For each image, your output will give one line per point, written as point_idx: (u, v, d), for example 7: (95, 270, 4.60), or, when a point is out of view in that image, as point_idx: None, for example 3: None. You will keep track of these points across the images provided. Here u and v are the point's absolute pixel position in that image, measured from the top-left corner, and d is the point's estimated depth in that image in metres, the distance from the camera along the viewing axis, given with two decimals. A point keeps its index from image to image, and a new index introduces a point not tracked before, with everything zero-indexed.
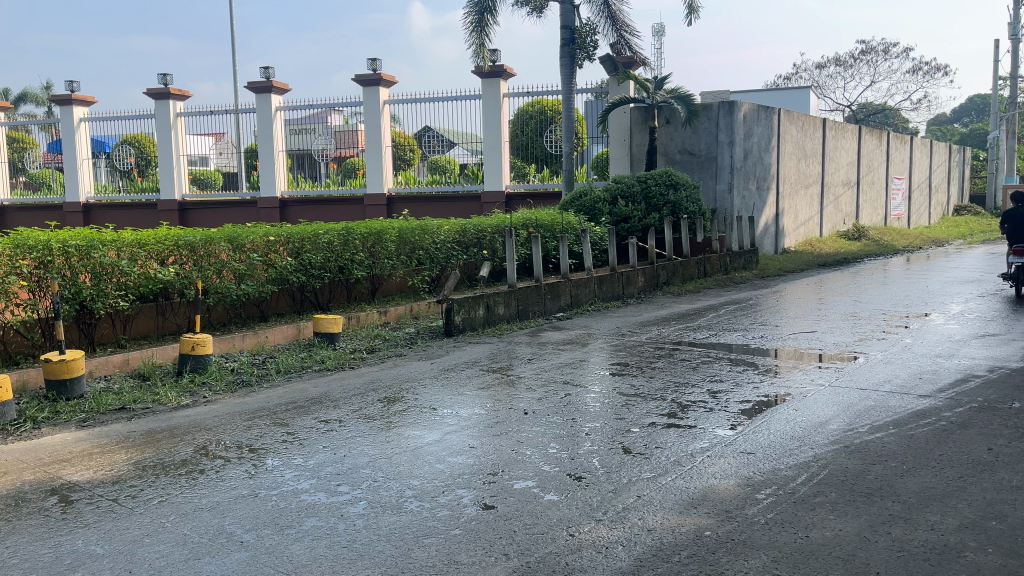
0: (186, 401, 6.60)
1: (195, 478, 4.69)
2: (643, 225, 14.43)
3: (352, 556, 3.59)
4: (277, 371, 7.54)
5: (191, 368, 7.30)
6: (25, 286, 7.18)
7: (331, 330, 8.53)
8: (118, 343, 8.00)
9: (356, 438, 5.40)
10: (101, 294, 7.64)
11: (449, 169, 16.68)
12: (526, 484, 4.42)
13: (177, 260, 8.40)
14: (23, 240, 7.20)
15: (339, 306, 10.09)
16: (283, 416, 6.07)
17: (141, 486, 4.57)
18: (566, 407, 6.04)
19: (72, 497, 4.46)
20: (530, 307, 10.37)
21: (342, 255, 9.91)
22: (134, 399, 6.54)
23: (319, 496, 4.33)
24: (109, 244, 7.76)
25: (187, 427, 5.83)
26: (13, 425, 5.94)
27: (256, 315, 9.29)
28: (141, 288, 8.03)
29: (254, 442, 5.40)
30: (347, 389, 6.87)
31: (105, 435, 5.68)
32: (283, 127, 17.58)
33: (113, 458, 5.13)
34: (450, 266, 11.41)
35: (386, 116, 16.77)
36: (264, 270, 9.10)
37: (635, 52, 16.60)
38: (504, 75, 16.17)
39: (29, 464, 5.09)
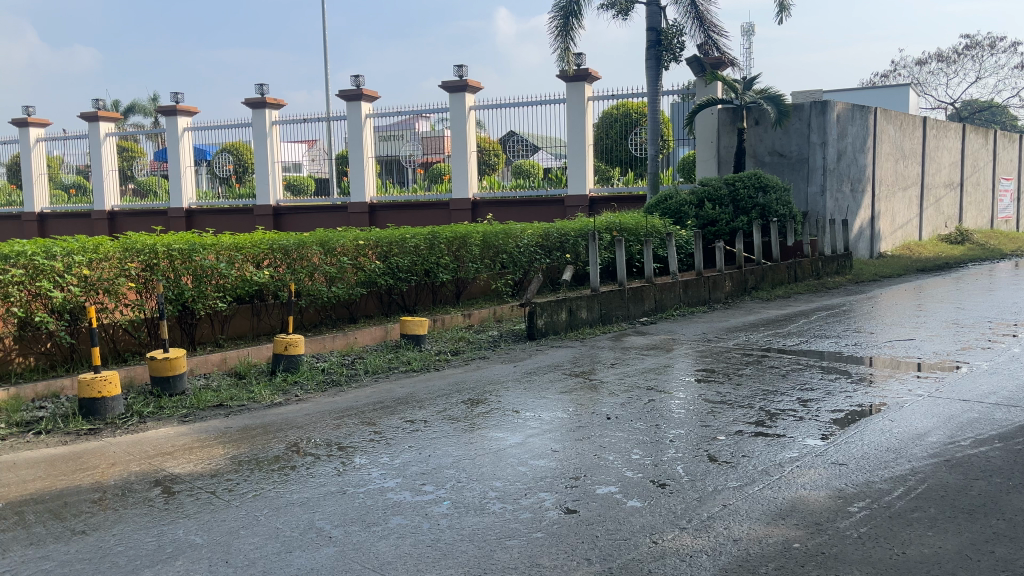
0: (278, 400, 6.85)
1: (288, 474, 4.86)
2: (731, 228, 14.15)
3: (435, 556, 3.64)
4: (365, 372, 7.73)
5: (284, 367, 7.55)
6: (133, 288, 7.62)
7: (417, 333, 8.69)
8: (216, 342, 8.34)
9: (440, 439, 5.49)
10: (201, 295, 8.00)
11: (533, 173, 16.73)
12: (609, 490, 4.40)
13: (271, 263, 8.70)
14: (132, 244, 7.67)
15: (424, 308, 10.27)
16: (371, 415, 6.21)
17: (238, 481, 4.76)
18: (651, 413, 5.97)
19: (174, 488, 4.69)
20: (613, 311, 10.29)
21: (428, 259, 10.11)
22: (231, 397, 6.81)
23: (405, 495, 4.42)
24: (210, 248, 8.14)
25: (281, 425, 6.04)
26: (121, 420, 6.27)
27: (346, 316, 9.54)
28: (239, 290, 8.37)
29: (343, 441, 5.55)
30: (432, 390, 6.98)
31: (204, 431, 5.94)
32: (372, 134, 17.98)
33: (211, 453, 5.36)
34: (533, 270, 11.47)
35: (471, 121, 16.93)
36: (354, 273, 9.34)
37: (723, 53, 16.28)
38: (588, 79, 16.10)
39: (135, 456, 5.38)
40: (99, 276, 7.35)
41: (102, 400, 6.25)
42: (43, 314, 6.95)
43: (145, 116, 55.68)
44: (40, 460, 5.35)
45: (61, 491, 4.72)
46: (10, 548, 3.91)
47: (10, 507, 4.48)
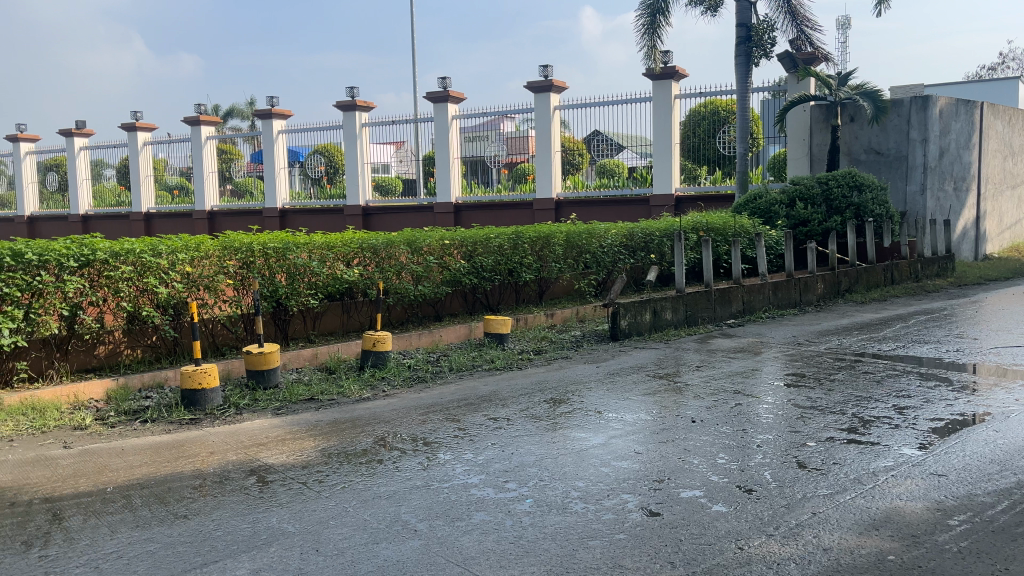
0: (366, 394, 7.03)
1: (375, 467, 4.99)
2: (823, 229, 13.71)
3: (517, 552, 3.67)
4: (450, 369, 7.85)
5: (372, 363, 7.73)
6: (231, 284, 7.96)
7: (500, 331, 8.75)
8: (308, 338, 8.62)
9: (523, 437, 5.53)
10: (294, 292, 8.29)
11: (618, 173, 16.63)
12: (693, 494, 4.33)
13: (361, 262, 8.93)
14: (230, 242, 8.01)
15: (508, 307, 10.35)
16: (455, 412, 6.31)
17: (328, 472, 4.92)
18: (737, 417, 5.85)
19: (268, 478, 4.88)
20: (699, 313, 10.12)
21: (512, 258, 10.18)
22: (322, 391, 7.04)
23: (489, 491, 4.47)
24: (303, 246, 8.42)
25: (368, 419, 6.20)
26: (219, 410, 6.56)
27: (431, 315, 9.71)
28: (330, 287, 8.63)
29: (428, 436, 5.66)
30: (515, 389, 7.02)
31: (296, 424, 6.16)
32: (458, 135, 18.21)
33: (303, 445, 5.55)
34: (617, 270, 11.40)
35: (555, 121, 16.96)
36: (439, 272, 9.49)
37: (816, 48, 15.74)
38: (676, 77, 15.89)
39: (233, 446, 5.63)
40: (200, 273, 7.73)
41: (202, 390, 6.56)
42: (149, 309, 7.36)
43: (243, 120, 57.60)
44: (146, 448, 5.65)
45: (164, 477, 4.98)
46: (119, 529, 4.15)
47: (119, 490, 4.76)
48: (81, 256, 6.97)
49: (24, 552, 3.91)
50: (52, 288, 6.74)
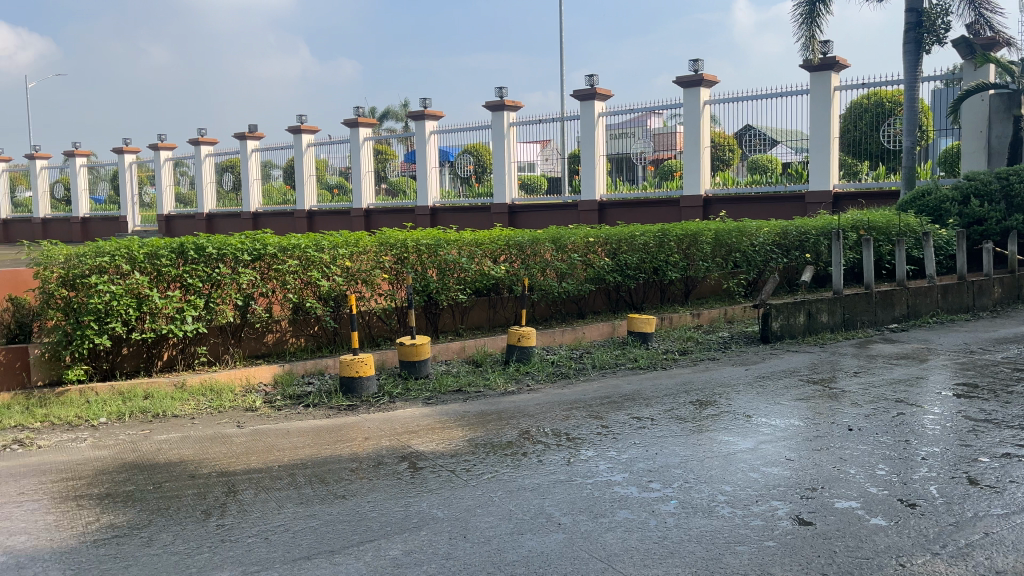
0: (511, 388, 7.18)
1: (519, 459, 5.09)
2: (1002, 228, 12.61)
3: (662, 552, 3.65)
4: (593, 366, 7.88)
5: (517, 358, 7.86)
6: (386, 279, 8.33)
7: (644, 330, 8.66)
8: (456, 332, 8.90)
9: (667, 438, 5.46)
10: (444, 287, 8.58)
11: (771, 169, 15.92)
12: (849, 505, 4.13)
13: (508, 259, 9.11)
14: (386, 239, 8.38)
15: (652, 307, 10.24)
16: (599, 409, 6.32)
17: (474, 462, 5.07)
18: (899, 427, 5.51)
19: (419, 464, 5.10)
20: (858, 317, 9.59)
21: (658, 256, 10.04)
22: (469, 383, 7.25)
23: (632, 490, 4.46)
24: (453, 243, 8.68)
25: (513, 412, 6.32)
26: (373, 398, 6.91)
27: (575, 312, 9.75)
28: (478, 283, 8.86)
29: (571, 431, 5.72)
30: (659, 389, 6.94)
31: (445, 414, 6.38)
32: (604, 133, 18.03)
33: (452, 434, 5.75)
34: (769, 270, 11.01)
35: (705, 116, 16.54)
36: (584, 269, 9.52)
37: (997, 32, 14.53)
38: (837, 67, 15.12)
39: (387, 432, 5.92)
40: (359, 268, 8.15)
41: (359, 378, 6.92)
42: (312, 300, 7.84)
43: (398, 121, 59.78)
44: (309, 430, 6.04)
45: (324, 459, 5.31)
46: (285, 505, 4.47)
47: (285, 469, 5.12)
48: (254, 251, 7.52)
49: (204, 520, 4.29)
50: (229, 279, 7.34)
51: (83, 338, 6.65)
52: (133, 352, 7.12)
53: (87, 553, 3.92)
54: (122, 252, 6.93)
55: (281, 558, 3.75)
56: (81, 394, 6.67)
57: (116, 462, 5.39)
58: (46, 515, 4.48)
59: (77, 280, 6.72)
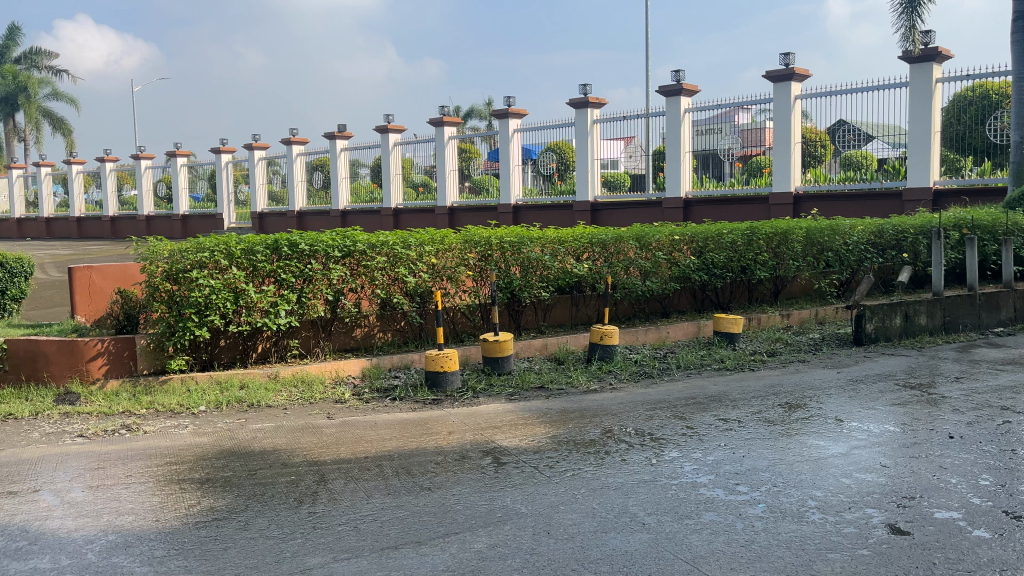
0: (594, 386, 7.17)
1: (602, 458, 5.08)
2: None
3: (749, 556, 3.58)
4: (678, 366, 7.78)
5: (599, 356, 7.83)
6: (470, 276, 8.42)
7: (731, 330, 8.49)
8: (539, 329, 8.93)
9: (754, 441, 5.35)
10: (528, 284, 8.62)
11: (866, 165, 15.34)
12: (949, 516, 3.96)
13: (591, 256, 9.07)
14: (471, 236, 8.47)
15: (739, 306, 10.05)
16: (683, 410, 6.24)
17: (558, 459, 5.09)
18: (1004, 436, 5.24)
19: (503, 459, 5.15)
20: (959, 319, 9.16)
21: (746, 255, 9.82)
22: (552, 380, 7.27)
23: (718, 492, 4.39)
24: (537, 240, 8.71)
25: (597, 411, 6.31)
26: (457, 393, 7.01)
27: (659, 311, 9.65)
28: (561, 281, 8.86)
29: (656, 431, 5.66)
30: (746, 391, 6.80)
31: (529, 410, 6.42)
32: (690, 129, 17.47)
33: (535, 431, 5.78)
34: (863, 270, 10.63)
35: (796, 112, 16.08)
36: (668, 267, 9.40)
37: None
38: (939, 58, 14.44)
39: (471, 427, 6.00)
40: (444, 264, 8.27)
41: (443, 373, 7.03)
42: (399, 296, 8.01)
43: (483, 120, 60.19)
44: (395, 423, 6.17)
45: (410, 452, 5.42)
46: (373, 495, 4.59)
47: (373, 460, 5.25)
48: (344, 247, 7.72)
49: (297, 507, 4.45)
50: (320, 275, 7.56)
51: (185, 329, 6.98)
52: (230, 344, 7.43)
53: (189, 534, 4.12)
54: (221, 247, 7.23)
55: (370, 546, 3.85)
56: (183, 383, 7.00)
57: (215, 449, 5.64)
58: (151, 497, 4.72)
59: (180, 275, 7.05)
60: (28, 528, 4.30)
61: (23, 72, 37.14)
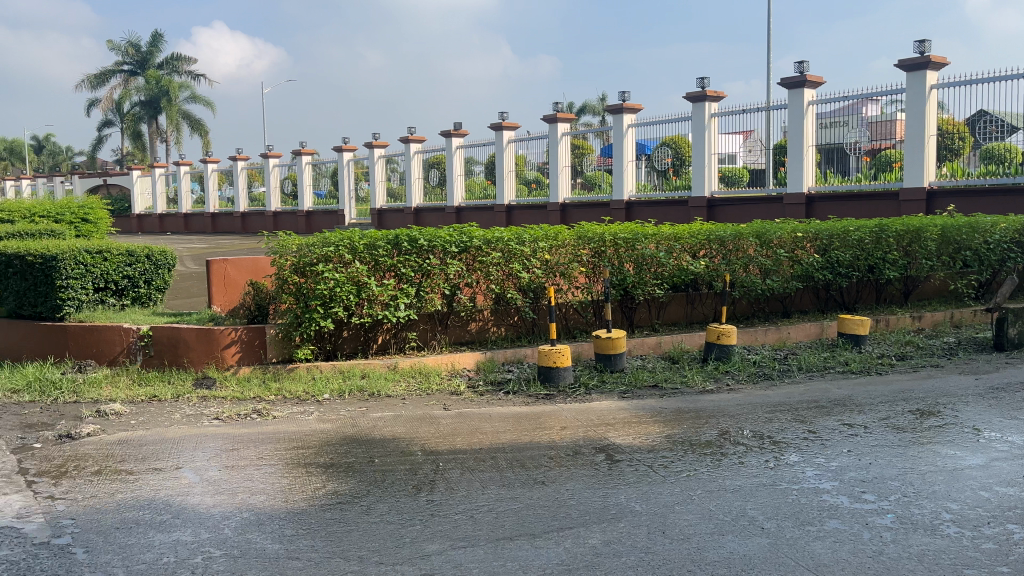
0: (711, 387, 7.02)
1: (719, 460, 4.98)
2: None
3: (878, 568, 3.43)
4: (799, 368, 7.51)
5: (716, 356, 7.65)
6: (584, 272, 8.41)
7: (857, 332, 8.12)
8: (652, 327, 8.83)
9: (882, 448, 5.11)
10: (642, 281, 8.53)
11: (1009, 158, 13.24)
12: None
13: (708, 254, 8.86)
14: (585, 232, 8.46)
15: (866, 307, 9.65)
16: (805, 414, 6.02)
17: (673, 459, 5.02)
18: None
19: (617, 457, 5.13)
20: None
21: (874, 253, 9.37)
22: (666, 379, 7.17)
23: (843, 500, 4.22)
24: (651, 237, 8.60)
25: (713, 411, 6.18)
26: (570, 389, 7.02)
27: (779, 310, 9.36)
28: (676, 278, 8.72)
29: (775, 435, 5.49)
30: (873, 396, 6.50)
31: (643, 409, 6.36)
32: (813, 121, 15.55)
33: (650, 429, 5.72)
34: (1005, 270, 10.00)
35: (931, 101, 13.96)
36: (790, 266, 9.08)
37: None
38: None
39: (584, 423, 6.00)
40: (557, 261, 8.30)
41: (556, 369, 7.06)
42: (513, 292, 8.10)
43: (596, 116, 59.69)
44: (509, 416, 6.25)
45: (524, 445, 5.48)
46: (489, 486, 4.68)
47: (487, 452, 5.34)
48: (461, 243, 7.89)
49: (416, 494, 4.59)
50: (438, 270, 7.75)
51: (311, 320, 7.32)
52: (352, 335, 7.73)
53: (316, 516, 4.33)
54: (345, 242, 7.54)
55: (486, 536, 3.93)
56: (308, 371, 7.34)
57: (338, 435, 5.88)
58: (281, 478, 4.99)
59: (307, 268, 7.39)
60: (171, 502, 4.63)
61: (165, 77, 39.74)
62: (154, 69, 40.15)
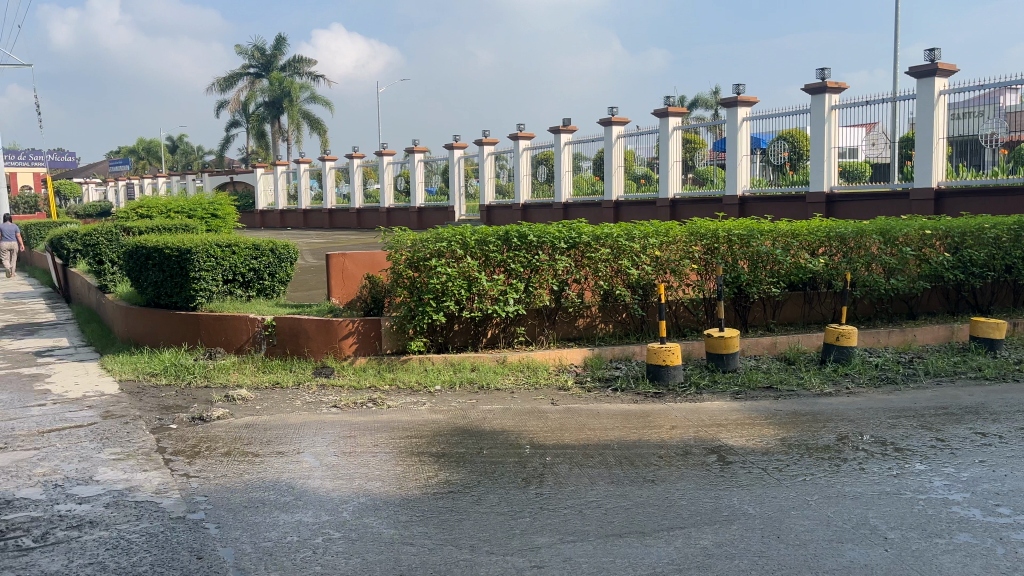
0: (829, 390, 6.76)
1: (838, 465, 4.79)
2: None
3: None
4: (926, 373, 7.13)
5: (834, 358, 7.36)
6: (695, 269, 8.26)
7: (992, 336, 7.64)
8: (767, 326, 8.59)
9: (1019, 459, 4.79)
10: (756, 280, 8.31)
11: None
12: None
13: (827, 251, 8.53)
14: (697, 229, 8.30)
15: (1001, 309, 9.19)
16: (932, 421, 5.72)
17: (788, 463, 4.87)
18: None
19: (729, 458, 5.03)
20: None
21: (1012, 252, 8.83)
22: (781, 381, 6.96)
23: (974, 513, 3.99)
24: (767, 234, 8.35)
25: (831, 415, 5.96)
26: (680, 388, 6.92)
27: (904, 311, 8.93)
28: (792, 277, 8.44)
29: (899, 442, 5.25)
30: (1010, 404, 6.10)
31: (756, 410, 6.20)
32: (944, 113, 14.18)
33: (763, 432, 5.58)
34: None
35: None
36: (916, 265, 8.63)
37: None
38: None
39: (694, 423, 5.91)
40: (668, 257, 8.18)
41: (666, 367, 6.96)
42: (621, 288, 8.05)
43: (708, 109, 58.37)
44: (617, 414, 6.23)
45: (632, 443, 5.45)
46: (597, 482, 4.68)
47: (595, 448, 5.34)
48: (570, 239, 7.90)
49: (525, 487, 4.64)
50: (546, 265, 7.80)
51: (424, 313, 7.51)
52: (463, 329, 7.87)
53: (429, 504, 4.45)
54: (457, 238, 7.68)
55: (595, 532, 3.94)
56: (420, 363, 7.54)
57: (449, 426, 6.02)
58: (395, 466, 5.16)
59: (420, 262, 7.59)
60: (294, 484, 4.87)
61: (287, 78, 41.59)
62: (277, 71, 42.05)
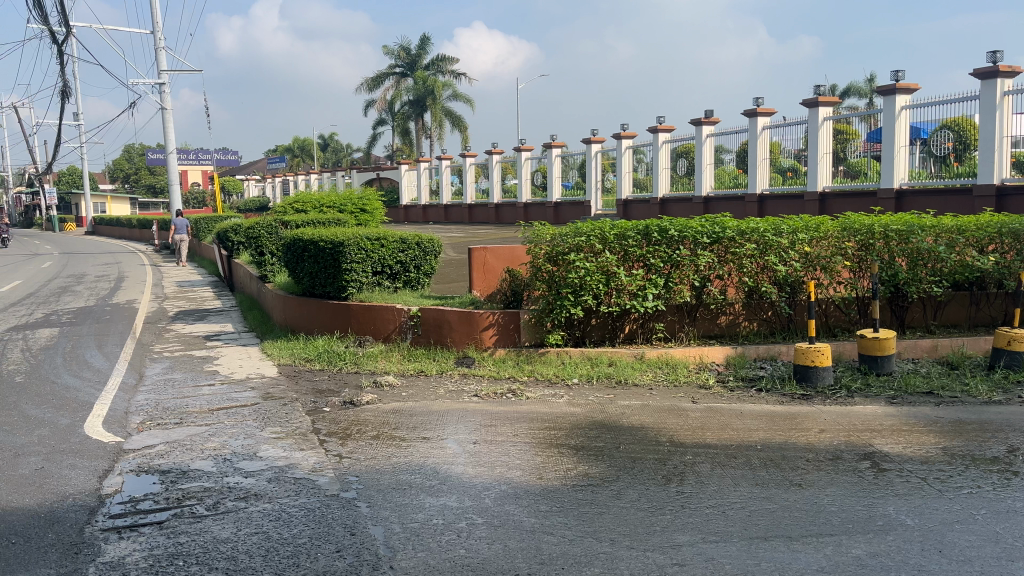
0: (998, 398, 6.27)
1: (1009, 479, 4.45)
2: None
3: None
4: None
5: (1006, 364, 6.82)
6: (848, 266, 7.87)
7: None
8: (926, 328, 8.09)
9: None
10: (915, 278, 7.82)
11: None
12: None
13: (998, 248, 7.90)
14: (851, 224, 7.88)
15: None
16: None
17: (951, 473, 4.57)
18: None
19: (884, 466, 4.77)
20: None
21: None
22: (943, 387, 6.52)
23: None
24: (929, 229, 7.80)
25: (1000, 425, 5.53)
26: (830, 390, 6.62)
27: None
28: (957, 275, 7.89)
29: None
30: None
31: (914, 416, 5.84)
32: None
33: (922, 439, 5.25)
34: None
35: None
36: None
37: None
38: None
39: (844, 428, 5.63)
40: (818, 253, 7.83)
41: (815, 368, 6.68)
42: (767, 285, 7.79)
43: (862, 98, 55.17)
44: (762, 415, 6.05)
45: (778, 445, 5.27)
46: (741, 483, 4.56)
47: (738, 449, 5.21)
48: (712, 234, 7.71)
49: (665, 485, 4.60)
50: (687, 261, 7.66)
51: (562, 307, 7.58)
52: (601, 323, 7.87)
53: (568, 495, 4.50)
54: (596, 232, 7.68)
55: (740, 534, 3.85)
56: (558, 356, 7.61)
57: (587, 420, 6.05)
58: (535, 457, 5.24)
59: (560, 257, 7.66)
60: (438, 469, 5.05)
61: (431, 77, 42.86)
62: (422, 70, 43.38)
